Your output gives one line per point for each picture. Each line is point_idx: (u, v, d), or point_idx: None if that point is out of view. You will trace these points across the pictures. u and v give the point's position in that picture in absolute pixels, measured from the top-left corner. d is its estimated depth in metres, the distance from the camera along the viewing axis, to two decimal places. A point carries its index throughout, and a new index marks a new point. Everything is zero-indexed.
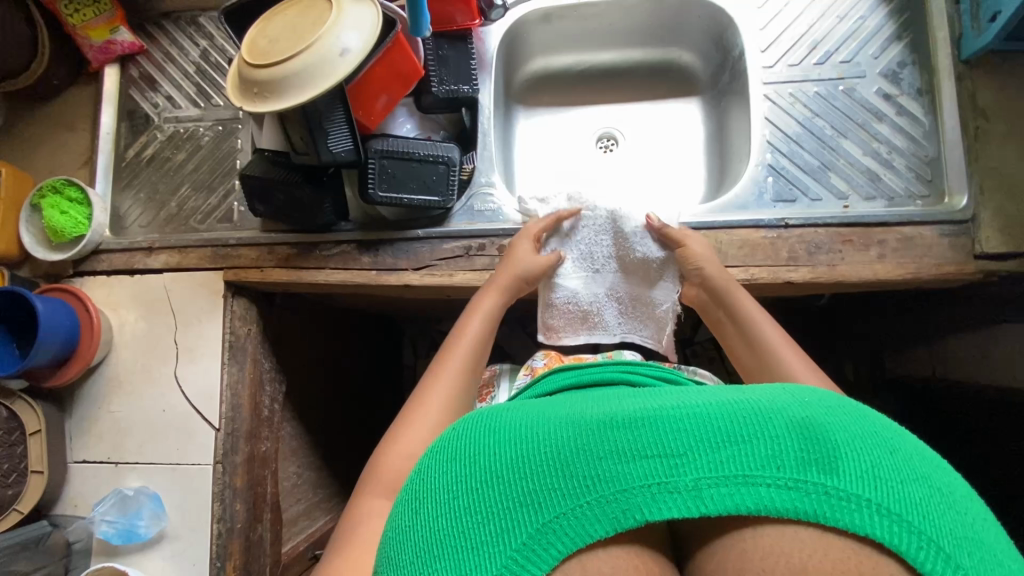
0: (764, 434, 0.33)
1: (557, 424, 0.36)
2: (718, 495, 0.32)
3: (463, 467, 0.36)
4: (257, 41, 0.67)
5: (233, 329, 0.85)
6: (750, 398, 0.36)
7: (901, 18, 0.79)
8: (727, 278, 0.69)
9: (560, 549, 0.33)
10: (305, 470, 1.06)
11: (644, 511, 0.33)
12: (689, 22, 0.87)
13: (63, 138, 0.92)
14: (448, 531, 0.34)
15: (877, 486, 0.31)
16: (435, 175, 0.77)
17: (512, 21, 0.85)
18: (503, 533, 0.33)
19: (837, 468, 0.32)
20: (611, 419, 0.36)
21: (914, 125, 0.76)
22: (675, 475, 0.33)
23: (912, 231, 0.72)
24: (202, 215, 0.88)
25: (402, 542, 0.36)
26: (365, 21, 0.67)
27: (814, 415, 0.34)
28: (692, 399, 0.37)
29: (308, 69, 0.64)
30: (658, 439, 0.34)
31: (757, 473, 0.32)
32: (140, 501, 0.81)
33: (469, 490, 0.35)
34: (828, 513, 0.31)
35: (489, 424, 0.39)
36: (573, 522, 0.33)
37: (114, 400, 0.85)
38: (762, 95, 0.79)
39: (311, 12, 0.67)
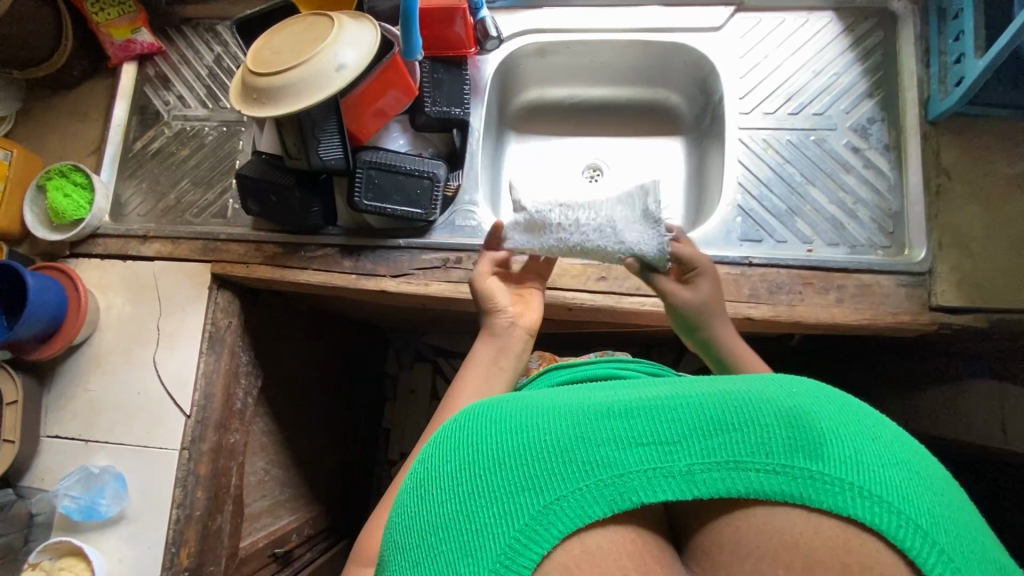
0: (753, 422, 0.34)
1: (553, 411, 0.36)
2: (710, 479, 0.33)
3: (462, 454, 0.36)
4: (262, 52, 0.72)
5: (215, 320, 0.88)
6: (740, 385, 0.36)
7: (874, 77, 0.82)
8: (732, 336, 0.68)
9: (560, 529, 0.33)
10: (274, 467, 1.08)
11: (639, 494, 0.33)
12: (676, 66, 0.91)
13: (76, 126, 0.97)
14: (453, 515, 0.34)
15: (860, 470, 0.32)
16: (419, 189, 0.81)
17: (507, 52, 0.90)
18: (505, 516, 0.33)
19: (822, 454, 0.33)
20: (607, 406, 0.36)
21: (879, 178, 0.79)
22: (669, 461, 0.33)
23: (870, 280, 0.75)
24: (198, 210, 0.92)
25: (410, 525, 0.36)
26: (363, 42, 0.71)
27: (801, 403, 0.35)
28: (684, 386, 0.37)
29: (305, 80, 0.68)
30: (652, 427, 0.34)
31: (746, 459, 0.33)
32: (104, 480, 0.83)
33: (470, 477, 0.35)
34: (812, 495, 0.32)
35: (487, 411, 0.38)
36: (570, 504, 0.33)
37: (92, 379, 0.87)
38: (737, 138, 0.83)
39: (315, 29, 0.72)
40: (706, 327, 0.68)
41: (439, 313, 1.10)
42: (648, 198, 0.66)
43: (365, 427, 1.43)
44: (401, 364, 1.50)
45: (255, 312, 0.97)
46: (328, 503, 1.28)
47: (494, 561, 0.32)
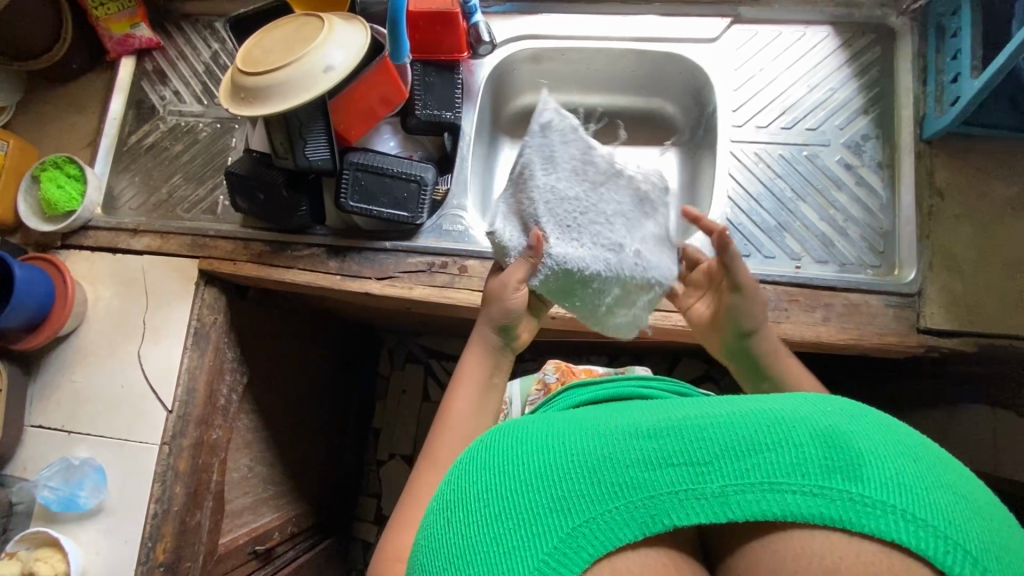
0: (788, 443, 0.35)
1: (585, 435, 0.39)
2: (745, 501, 0.34)
3: (494, 477, 0.39)
4: (252, 50, 0.72)
5: (200, 316, 0.88)
6: (773, 407, 0.38)
7: (869, 94, 0.81)
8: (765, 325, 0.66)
9: (590, 552, 0.35)
10: (258, 464, 1.08)
11: (671, 516, 0.35)
12: (671, 76, 0.91)
13: (74, 118, 0.98)
14: (480, 539, 0.37)
15: (901, 493, 0.33)
16: (406, 193, 0.81)
17: (502, 56, 0.89)
18: (535, 538, 0.36)
19: (860, 475, 0.34)
20: (635, 428, 0.38)
21: (871, 196, 0.78)
22: (701, 482, 0.35)
23: (859, 299, 0.74)
24: (189, 205, 0.92)
25: (439, 547, 0.39)
26: (351, 42, 0.71)
27: (836, 424, 0.36)
28: (715, 407, 0.39)
29: (293, 80, 0.68)
30: (683, 448, 0.36)
31: (781, 479, 0.34)
32: (84, 472, 0.83)
33: (501, 499, 0.38)
34: (853, 519, 0.33)
35: (519, 437, 0.41)
36: (602, 526, 0.35)
37: (77, 370, 0.88)
38: (729, 151, 0.82)
39: (306, 29, 0.72)
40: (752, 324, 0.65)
41: (428, 317, 1.10)
42: (645, 296, 0.66)
43: (354, 426, 1.43)
44: (392, 365, 1.50)
45: (242, 309, 0.97)
46: (313, 502, 1.28)
47: None
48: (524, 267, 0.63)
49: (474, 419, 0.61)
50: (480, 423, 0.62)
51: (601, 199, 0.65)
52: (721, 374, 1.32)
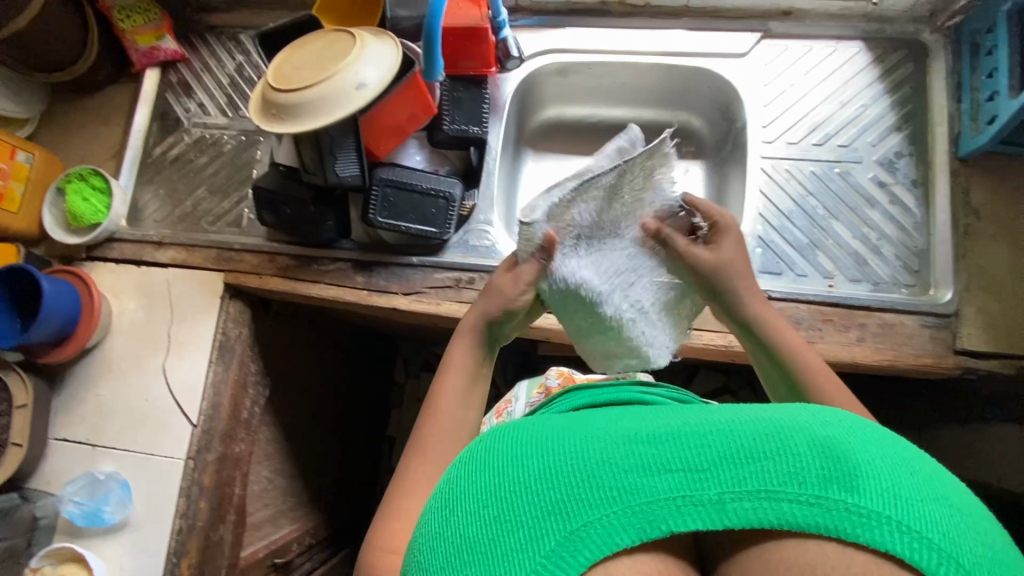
0: (787, 450, 0.32)
1: (582, 437, 0.35)
2: (741, 509, 0.32)
3: (487, 477, 0.35)
4: (283, 66, 0.72)
5: (225, 330, 0.88)
6: (773, 414, 0.35)
7: (901, 111, 0.80)
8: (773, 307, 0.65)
9: (587, 556, 0.32)
10: (277, 476, 1.08)
11: (669, 522, 0.32)
12: (700, 91, 0.90)
13: (99, 130, 0.98)
14: (473, 540, 0.33)
15: (899, 504, 0.31)
16: (434, 209, 0.80)
17: (529, 71, 0.89)
18: (529, 542, 0.32)
19: (857, 485, 0.31)
20: (635, 431, 0.34)
21: (905, 215, 0.77)
22: (699, 489, 0.32)
23: (894, 318, 0.73)
24: (213, 218, 0.92)
25: (431, 549, 0.35)
26: (383, 61, 0.70)
27: (835, 434, 0.33)
28: (716, 413, 0.35)
29: (325, 99, 0.67)
30: (682, 453, 0.33)
31: (779, 488, 0.31)
32: (109, 487, 0.83)
33: (495, 500, 0.34)
34: (848, 529, 0.30)
35: (509, 436, 0.37)
36: (599, 531, 0.32)
37: (102, 383, 0.88)
38: (759, 167, 0.81)
39: (337, 45, 0.71)
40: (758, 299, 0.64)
41: None
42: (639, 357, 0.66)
43: (370, 435, 1.43)
44: (407, 373, 1.49)
45: (266, 321, 0.97)
46: (329, 513, 1.27)
47: None
48: (535, 272, 0.63)
49: (461, 412, 0.60)
50: (467, 416, 0.60)
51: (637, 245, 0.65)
52: (739, 387, 1.31)
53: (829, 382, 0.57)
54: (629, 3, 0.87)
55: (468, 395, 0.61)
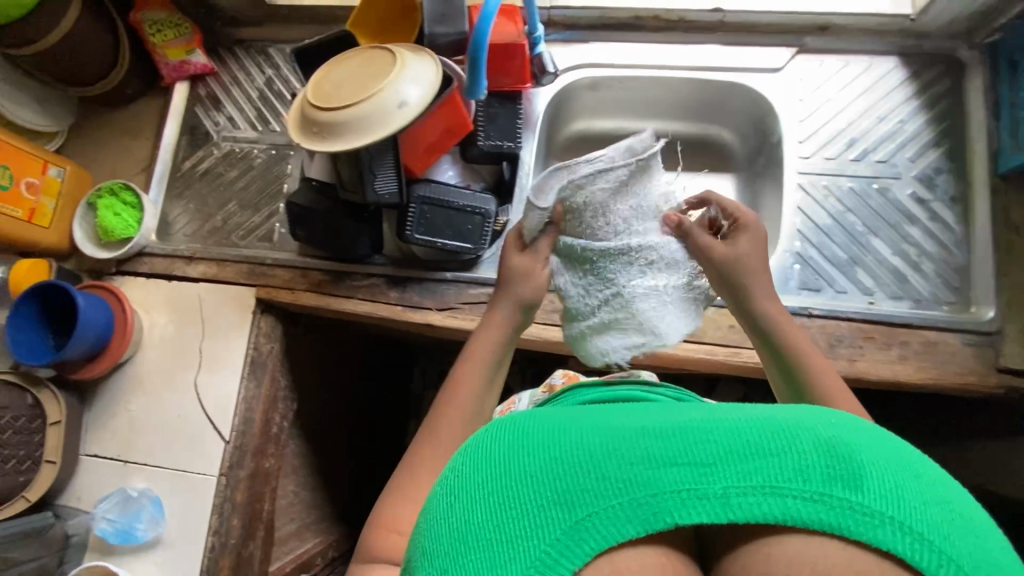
0: (793, 448, 0.32)
1: (590, 428, 0.35)
2: (747, 504, 0.31)
3: (492, 466, 0.34)
4: (322, 84, 0.71)
5: (257, 345, 0.87)
6: (778, 413, 0.35)
7: (939, 126, 0.80)
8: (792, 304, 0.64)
9: (590, 546, 0.31)
10: (302, 489, 1.07)
11: (673, 515, 0.31)
12: (733, 105, 0.89)
13: (129, 144, 0.98)
14: (478, 525, 0.33)
15: (902, 506, 0.31)
16: (470, 224, 0.80)
17: (562, 85, 0.88)
18: (533, 530, 0.32)
19: (861, 484, 0.31)
20: (641, 426, 0.34)
21: (945, 231, 0.77)
22: (704, 483, 0.31)
23: (936, 336, 0.72)
24: (244, 232, 0.92)
25: (432, 532, 0.35)
26: (423, 80, 0.70)
27: (840, 433, 0.33)
28: (721, 411, 0.36)
29: (367, 118, 0.67)
30: (688, 447, 0.32)
31: (784, 485, 0.31)
32: (142, 504, 0.82)
33: (499, 488, 0.33)
34: (853, 527, 0.30)
35: (516, 423, 0.37)
36: (605, 521, 0.32)
37: (133, 399, 0.87)
38: (796, 183, 0.81)
39: (376, 62, 0.71)
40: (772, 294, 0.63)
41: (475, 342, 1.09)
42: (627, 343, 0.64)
43: (390, 445, 1.42)
44: (426, 383, 1.47)
45: (295, 335, 0.96)
46: (351, 525, 1.26)
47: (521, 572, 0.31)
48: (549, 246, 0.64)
49: (476, 401, 0.61)
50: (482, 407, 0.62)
51: (644, 240, 0.62)
52: (763, 399, 1.30)
53: (836, 392, 0.56)
54: (664, 18, 0.86)
55: (487, 386, 0.62)
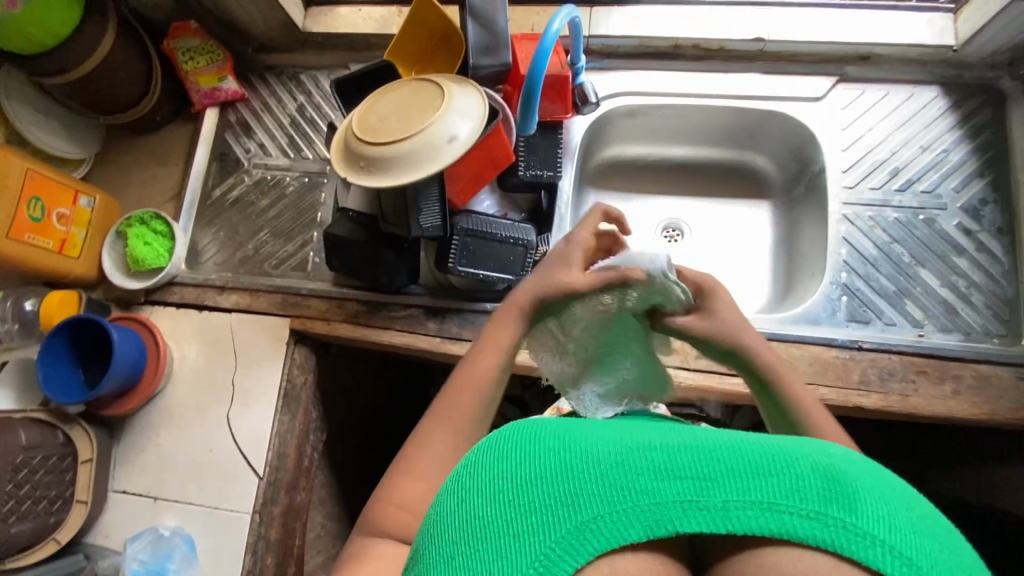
0: (787, 467, 0.32)
1: (598, 441, 0.35)
2: (745, 517, 0.31)
3: (506, 467, 0.35)
4: (366, 116, 0.70)
5: (290, 377, 0.85)
6: (777, 438, 0.35)
7: (983, 156, 0.80)
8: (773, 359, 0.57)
9: (593, 547, 0.31)
10: (329, 520, 1.02)
11: (675, 523, 0.31)
12: (770, 133, 0.89)
13: (157, 171, 0.97)
14: (489, 520, 0.33)
15: (894, 531, 0.30)
16: (512, 256, 0.79)
17: (599, 114, 0.88)
18: (540, 528, 0.32)
19: (856, 507, 0.31)
20: (649, 440, 0.35)
21: (993, 263, 0.76)
22: (704, 495, 0.31)
23: (988, 370, 0.71)
24: (277, 261, 0.90)
25: (445, 526, 0.35)
26: (471, 114, 0.69)
27: (836, 462, 0.33)
28: (725, 432, 0.36)
29: (416, 153, 0.66)
30: (691, 461, 0.33)
31: (780, 501, 0.31)
32: (173, 543, 0.80)
33: (511, 487, 0.34)
34: (843, 545, 0.30)
35: (526, 430, 0.38)
36: (606, 525, 0.32)
37: (163, 433, 0.85)
38: (840, 214, 0.80)
39: (423, 94, 0.70)
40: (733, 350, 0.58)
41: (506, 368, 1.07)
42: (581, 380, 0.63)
43: None
44: None
45: (327, 364, 0.94)
46: None
47: (529, 565, 0.31)
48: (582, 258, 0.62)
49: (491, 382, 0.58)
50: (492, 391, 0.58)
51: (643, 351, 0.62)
52: None
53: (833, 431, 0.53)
54: (704, 47, 0.86)
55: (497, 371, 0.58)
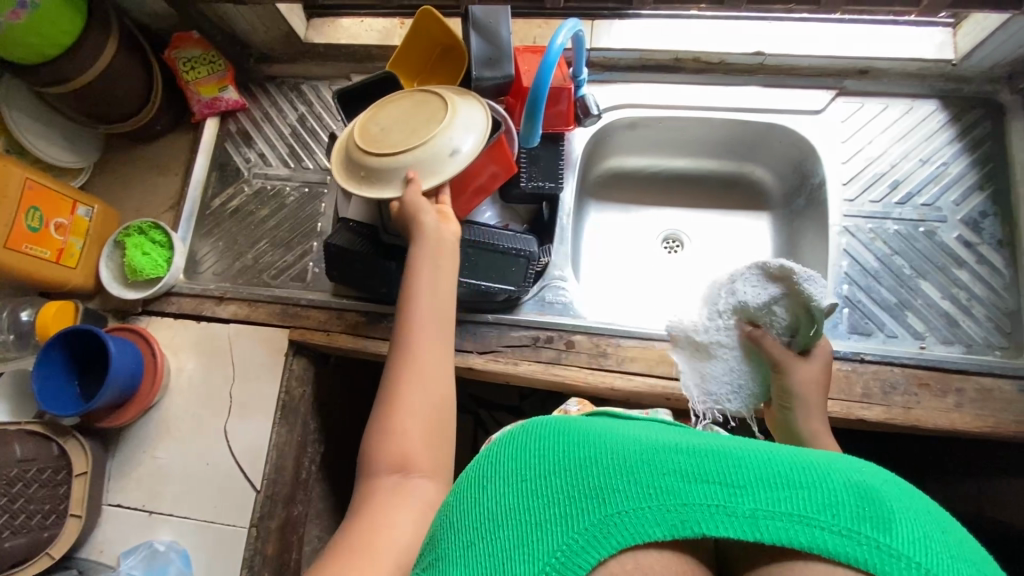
0: (820, 484, 0.34)
1: (631, 445, 0.39)
2: (774, 527, 0.33)
3: (541, 459, 0.40)
4: (369, 126, 0.70)
5: (289, 389, 0.84)
6: (810, 455, 0.38)
7: (983, 169, 0.80)
8: (819, 428, 0.67)
9: (618, 540, 0.35)
10: (327, 533, 1.00)
11: (701, 525, 0.34)
12: (770, 145, 0.89)
13: (156, 180, 0.97)
14: (518, 504, 0.38)
15: (929, 554, 0.32)
16: (513, 268, 0.78)
17: (600, 126, 0.88)
18: (569, 517, 0.36)
19: (890, 527, 0.32)
20: (679, 448, 0.38)
21: (994, 275, 0.76)
22: (733, 501, 0.34)
23: (991, 383, 0.71)
24: (277, 271, 0.90)
25: (475, 506, 0.39)
26: (476, 127, 0.69)
27: (870, 483, 0.35)
28: (756, 445, 0.39)
29: (419, 166, 0.66)
30: (723, 470, 0.36)
31: (812, 515, 0.33)
32: (168, 559, 0.78)
33: (541, 476, 0.38)
34: (875, 563, 0.31)
35: (562, 427, 0.42)
36: (636, 521, 0.35)
37: (159, 445, 0.84)
38: (841, 227, 0.81)
39: (426, 107, 0.70)
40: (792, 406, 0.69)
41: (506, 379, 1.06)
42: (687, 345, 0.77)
43: None
44: None
45: (325, 375, 0.94)
46: None
47: (549, 555, 0.35)
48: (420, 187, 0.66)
49: (429, 303, 0.64)
50: (439, 299, 0.65)
51: (728, 356, 0.76)
52: None
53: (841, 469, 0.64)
54: (704, 60, 0.87)
55: (435, 270, 0.66)
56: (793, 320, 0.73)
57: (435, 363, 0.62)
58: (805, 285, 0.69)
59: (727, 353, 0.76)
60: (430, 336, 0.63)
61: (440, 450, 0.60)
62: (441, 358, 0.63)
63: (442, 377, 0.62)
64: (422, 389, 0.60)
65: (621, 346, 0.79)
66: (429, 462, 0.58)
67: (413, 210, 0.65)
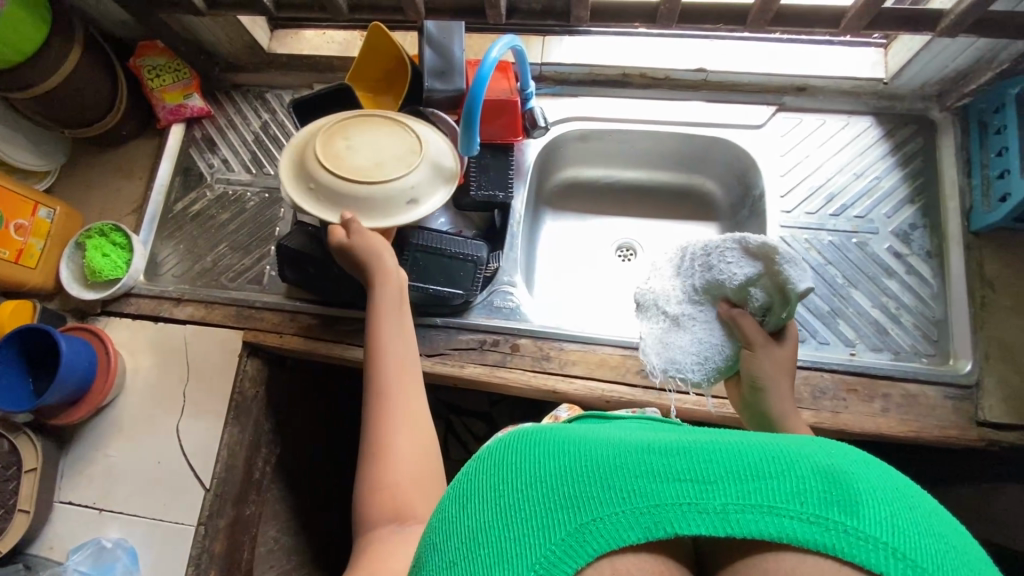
0: (788, 469, 0.31)
1: (599, 443, 0.34)
2: (744, 520, 0.30)
3: (510, 470, 0.34)
4: (337, 138, 0.72)
5: (241, 389, 0.86)
6: (776, 438, 0.33)
7: (915, 183, 0.83)
8: (789, 410, 0.67)
9: (594, 547, 0.31)
10: (283, 535, 1.00)
11: (674, 525, 0.30)
12: (714, 159, 0.92)
13: (121, 184, 0.99)
14: (491, 522, 0.32)
15: (898, 534, 0.29)
16: (462, 272, 0.80)
17: (552, 137, 0.91)
18: (544, 530, 0.31)
19: (858, 509, 0.29)
20: (647, 443, 0.34)
21: (923, 285, 0.79)
22: (704, 498, 0.30)
23: (917, 390, 0.74)
24: (234, 274, 0.92)
25: (448, 531, 0.34)
26: (438, 184, 0.73)
27: (839, 463, 0.31)
28: (729, 433, 0.35)
29: (374, 203, 0.70)
30: (694, 465, 0.31)
31: (781, 505, 0.30)
32: (115, 556, 0.79)
33: (514, 491, 0.33)
34: (843, 548, 0.29)
35: (531, 433, 0.36)
36: (608, 526, 0.31)
37: (112, 444, 0.85)
38: (779, 236, 0.83)
39: (397, 139, 0.73)
40: (765, 388, 0.68)
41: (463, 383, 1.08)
42: (658, 312, 0.73)
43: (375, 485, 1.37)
44: None
45: (280, 377, 0.95)
46: None
47: (529, 568, 0.30)
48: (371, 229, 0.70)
49: (395, 341, 0.66)
50: (405, 334, 0.67)
51: (697, 331, 0.71)
52: None
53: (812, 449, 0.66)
54: (649, 76, 0.90)
55: (395, 305, 0.68)
56: (769, 301, 0.67)
57: (414, 400, 0.62)
58: (786, 267, 0.62)
59: (697, 330, 0.71)
60: (401, 372, 0.64)
61: (434, 490, 0.57)
62: (416, 394, 0.63)
63: (424, 412, 0.62)
64: (409, 431, 0.59)
65: (564, 350, 0.82)
66: (424, 505, 0.55)
67: (373, 251, 0.67)
